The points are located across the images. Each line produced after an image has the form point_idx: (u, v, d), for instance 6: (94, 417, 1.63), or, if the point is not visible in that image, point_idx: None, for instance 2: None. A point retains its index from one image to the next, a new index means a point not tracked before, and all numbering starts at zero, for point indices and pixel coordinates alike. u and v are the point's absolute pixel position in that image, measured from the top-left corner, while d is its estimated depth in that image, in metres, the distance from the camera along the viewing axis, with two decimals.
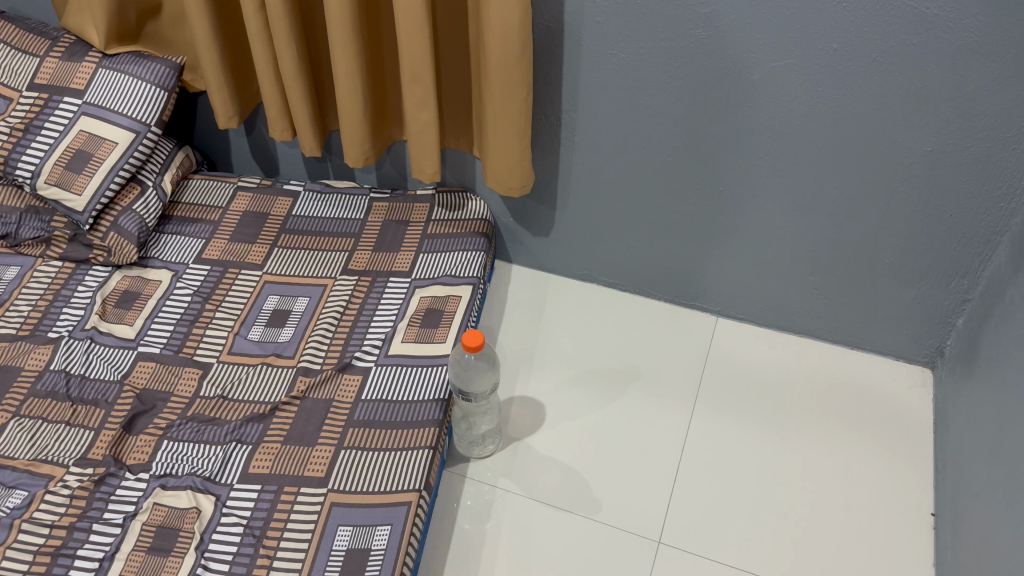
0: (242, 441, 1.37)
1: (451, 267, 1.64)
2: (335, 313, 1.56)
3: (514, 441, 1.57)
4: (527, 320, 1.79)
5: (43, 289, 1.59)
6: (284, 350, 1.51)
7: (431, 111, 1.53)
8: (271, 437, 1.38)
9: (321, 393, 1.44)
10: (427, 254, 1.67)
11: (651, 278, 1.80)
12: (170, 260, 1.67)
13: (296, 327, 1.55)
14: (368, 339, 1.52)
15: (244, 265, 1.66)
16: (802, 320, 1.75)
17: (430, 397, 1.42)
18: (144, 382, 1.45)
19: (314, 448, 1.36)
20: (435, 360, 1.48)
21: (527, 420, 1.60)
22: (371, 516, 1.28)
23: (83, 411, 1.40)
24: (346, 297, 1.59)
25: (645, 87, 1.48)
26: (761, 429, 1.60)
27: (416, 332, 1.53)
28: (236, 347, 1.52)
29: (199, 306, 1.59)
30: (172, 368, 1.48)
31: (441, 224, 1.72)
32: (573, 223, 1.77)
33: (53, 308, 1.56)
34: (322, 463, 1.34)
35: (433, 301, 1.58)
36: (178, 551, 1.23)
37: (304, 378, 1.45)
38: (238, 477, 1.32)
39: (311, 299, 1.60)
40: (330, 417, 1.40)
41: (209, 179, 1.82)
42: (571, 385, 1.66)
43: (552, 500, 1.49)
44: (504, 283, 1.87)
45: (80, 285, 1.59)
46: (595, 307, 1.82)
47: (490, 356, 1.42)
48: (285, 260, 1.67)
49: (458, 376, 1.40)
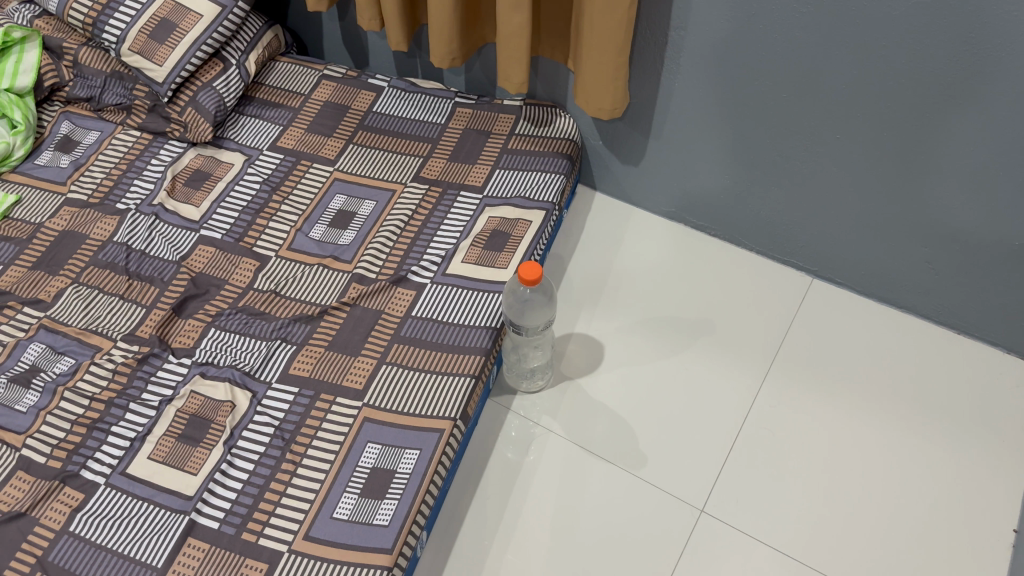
0: (287, 340, 1.33)
1: (528, 188, 1.56)
2: (396, 224, 1.50)
3: (566, 381, 1.48)
4: (602, 253, 1.68)
5: (118, 158, 1.59)
6: (342, 254, 1.46)
7: (524, 14, 1.41)
8: (315, 340, 1.34)
9: (372, 303, 1.39)
10: (505, 169, 1.59)
11: (745, 226, 1.65)
12: (245, 143, 1.62)
13: (358, 230, 1.50)
14: (428, 254, 1.46)
15: (316, 158, 1.60)
16: (906, 294, 1.57)
17: (480, 324, 1.36)
18: (201, 267, 1.43)
19: (355, 359, 1.31)
20: (493, 285, 1.41)
21: (582, 365, 1.50)
22: (401, 437, 1.23)
23: (138, 288, 1.39)
24: (411, 207, 1.53)
25: (768, 12, 1.31)
26: (840, 408, 1.47)
27: (478, 254, 1.46)
28: (296, 243, 1.47)
29: (266, 195, 1.54)
30: (229, 256, 1.44)
31: (524, 139, 1.63)
32: (666, 155, 1.63)
33: (125, 179, 1.56)
34: (362, 374, 1.30)
35: (501, 222, 1.51)
36: (207, 443, 1.22)
37: (357, 285, 1.40)
38: (278, 376, 1.29)
39: (377, 204, 1.54)
40: (377, 330, 1.35)
41: (295, 63, 1.76)
42: (638, 329, 1.56)
43: (594, 448, 1.40)
44: (584, 211, 1.75)
45: (154, 159, 1.59)
46: (677, 249, 1.69)
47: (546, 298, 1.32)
48: (357, 158, 1.61)
49: (513, 310, 1.32)
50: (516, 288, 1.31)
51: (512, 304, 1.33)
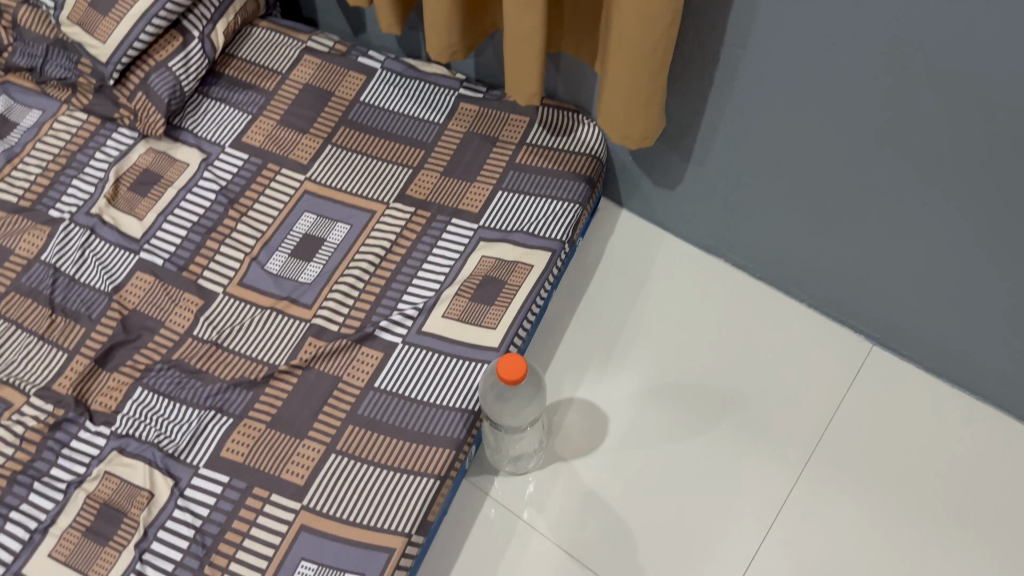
0: (223, 412, 1.13)
1: (533, 220, 1.28)
2: (370, 260, 1.25)
3: (558, 462, 1.25)
4: (621, 291, 1.41)
5: (58, 149, 1.36)
6: (301, 296, 1.22)
7: (536, 17, 1.10)
8: (256, 413, 1.13)
9: (328, 367, 1.17)
10: (509, 192, 1.31)
11: (797, 275, 1.36)
12: (205, 137, 1.37)
13: (324, 264, 1.25)
14: (402, 304, 1.22)
15: (285, 162, 1.34)
16: (989, 384, 1.28)
17: (454, 407, 1.13)
18: (134, 304, 1.21)
19: (301, 443, 1.11)
20: (475, 351, 1.17)
21: (579, 444, 1.27)
22: (342, 556, 1.03)
23: (61, 326, 1.19)
24: (391, 237, 1.27)
25: (852, 46, 0.98)
26: (886, 526, 1.21)
27: (463, 308, 1.21)
28: (249, 278, 1.24)
29: (221, 210, 1.30)
30: (169, 291, 1.22)
31: (536, 152, 1.34)
32: (708, 184, 1.32)
33: (63, 177, 1.33)
34: (305, 465, 1.09)
35: (495, 265, 1.25)
36: (116, 543, 1.04)
37: (314, 343, 1.18)
38: (206, 459, 1.09)
39: (351, 229, 1.28)
40: (330, 405, 1.14)
41: (275, 31, 1.47)
42: (651, 399, 1.31)
43: (582, 556, 1.19)
44: (606, 233, 1.47)
45: (98, 152, 1.35)
46: (713, 292, 1.41)
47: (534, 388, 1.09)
48: (333, 165, 1.34)
49: (491, 402, 1.09)
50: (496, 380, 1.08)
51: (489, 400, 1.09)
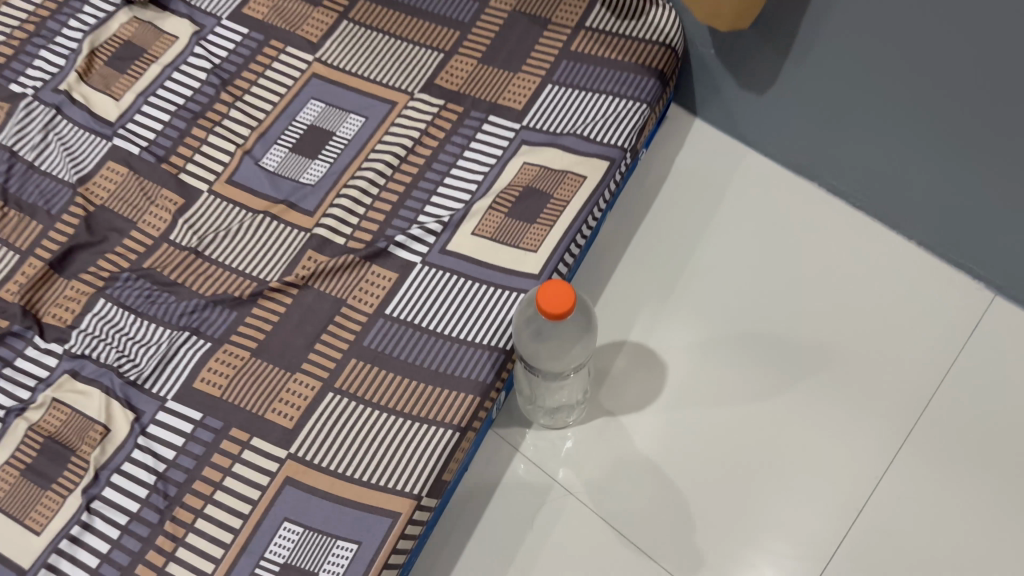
0: (199, 334, 0.92)
1: (589, 122, 1.04)
2: (387, 160, 1.02)
3: (605, 417, 1.04)
4: (689, 217, 1.17)
5: (26, 14, 1.14)
6: (302, 200, 1.00)
7: None
8: (239, 337, 0.92)
9: (330, 287, 0.95)
10: (561, 87, 1.07)
11: (909, 206, 1.10)
12: (198, 7, 1.14)
13: (332, 163, 1.03)
14: (423, 216, 0.99)
15: (292, 39, 1.11)
16: None
17: (480, 344, 0.92)
18: (102, 200, 1.00)
19: (291, 377, 0.90)
20: (509, 278, 0.95)
21: (631, 397, 1.05)
22: (335, 520, 0.83)
23: (14, 222, 0.99)
24: (414, 134, 1.04)
25: None
26: (1007, 519, 0.96)
27: (497, 225, 0.98)
28: (241, 175, 1.02)
29: (212, 93, 1.07)
30: (144, 187, 1.01)
31: (596, 40, 1.09)
32: (807, 88, 1.07)
33: (29, 47, 1.11)
34: (295, 405, 0.89)
35: (540, 174, 1.01)
36: (61, 487, 0.85)
37: (314, 257, 0.96)
38: (175, 391, 0.89)
39: (366, 122, 1.06)
40: (329, 334, 0.93)
41: None
42: (719, 348, 1.08)
43: (628, 531, 0.97)
44: (673, 148, 1.22)
45: (72, 19, 1.13)
46: (800, 224, 1.16)
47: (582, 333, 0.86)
48: (349, 45, 1.11)
49: (525, 340, 0.87)
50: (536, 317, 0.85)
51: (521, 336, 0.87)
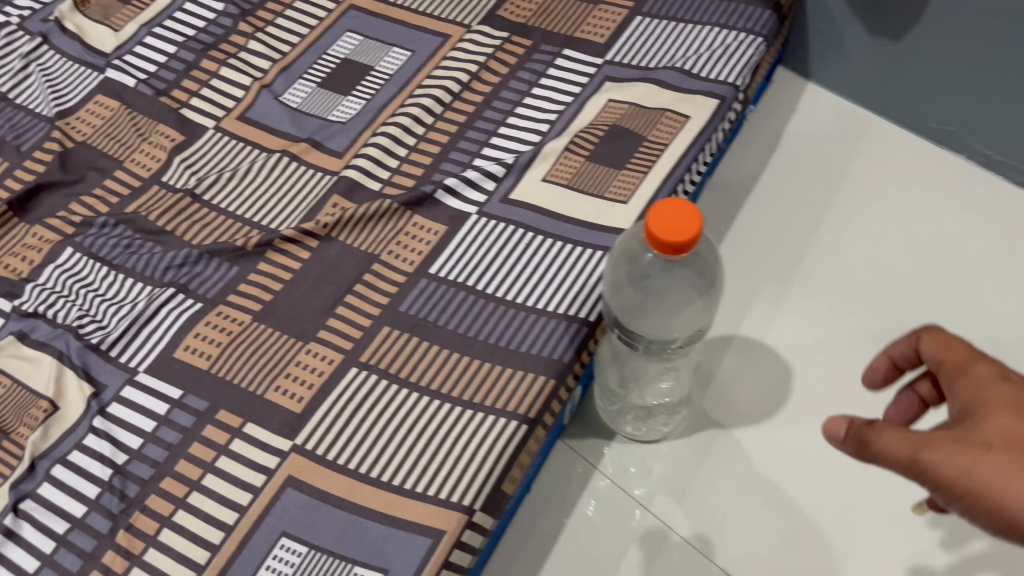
0: (188, 292, 0.71)
1: (689, 56, 0.83)
2: (437, 94, 0.82)
3: (715, 432, 0.79)
4: (806, 193, 0.95)
5: None
6: (329, 140, 0.80)
7: None
8: (238, 298, 0.70)
9: (359, 241, 0.74)
10: (653, 19, 0.87)
11: None
12: None
13: (369, 100, 0.83)
14: (481, 159, 0.78)
15: None
16: None
17: (554, 313, 0.69)
18: (85, 136, 0.81)
19: (303, 348, 0.68)
20: (591, 234, 0.73)
21: (748, 407, 0.80)
22: (353, 538, 0.59)
23: None
24: (472, 67, 0.84)
25: None
26: None
27: (576, 171, 0.76)
28: (255, 111, 0.82)
29: (229, 24, 0.89)
30: (136, 122, 0.81)
31: None
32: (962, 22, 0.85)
33: None
34: (306, 383, 0.66)
35: (631, 112, 0.80)
36: None
37: (341, 203, 0.75)
38: (149, 362, 0.67)
39: (412, 56, 0.86)
40: (355, 296, 0.71)
41: None
42: (855, 348, 0.83)
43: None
44: (781, 116, 1.01)
45: None
46: (948, 202, 0.93)
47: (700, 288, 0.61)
48: None
49: (624, 303, 0.63)
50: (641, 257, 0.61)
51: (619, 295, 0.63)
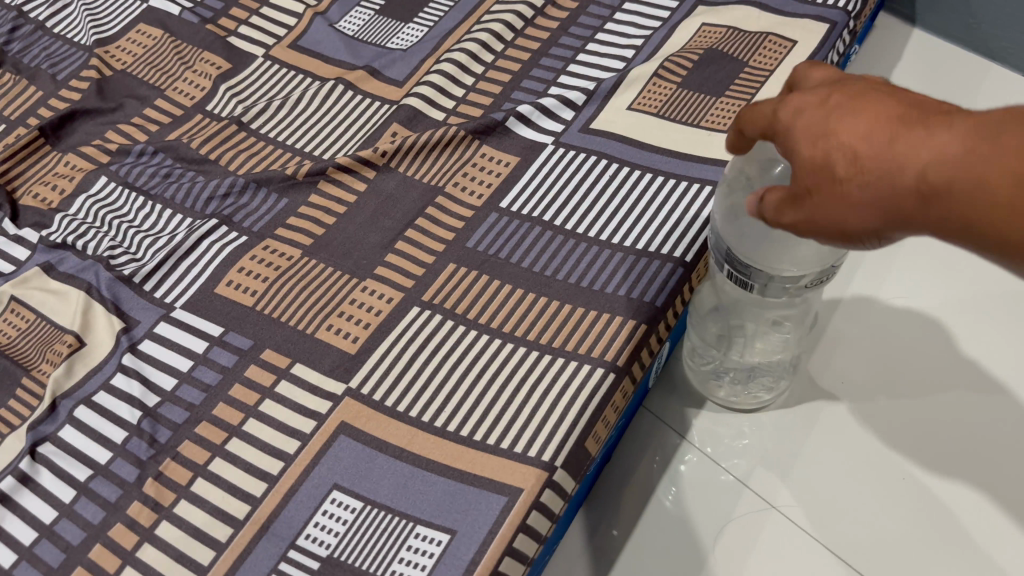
0: (231, 224, 0.63)
1: None
2: (508, 19, 0.74)
3: (836, 407, 0.63)
4: None
5: None
6: (388, 69, 0.72)
7: None
8: (287, 232, 0.63)
9: (422, 172, 0.66)
10: None
11: None
12: None
13: (432, 27, 0.75)
14: (557, 87, 0.70)
15: None
16: None
17: (645, 251, 0.60)
18: (124, 65, 0.74)
19: (359, 285, 0.60)
20: (686, 167, 0.64)
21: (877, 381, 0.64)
22: (417, 493, 0.50)
23: (7, 89, 0.74)
24: None
25: None
26: None
27: (666, 98, 0.68)
28: (308, 40, 0.75)
29: None
30: (179, 49, 0.75)
31: None
32: None
33: None
34: (361, 321, 0.58)
35: (727, 36, 0.71)
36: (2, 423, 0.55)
37: (402, 132, 0.67)
38: (187, 297, 0.60)
39: None
40: (416, 231, 0.62)
41: None
42: None
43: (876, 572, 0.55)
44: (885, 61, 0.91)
45: None
46: None
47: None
48: None
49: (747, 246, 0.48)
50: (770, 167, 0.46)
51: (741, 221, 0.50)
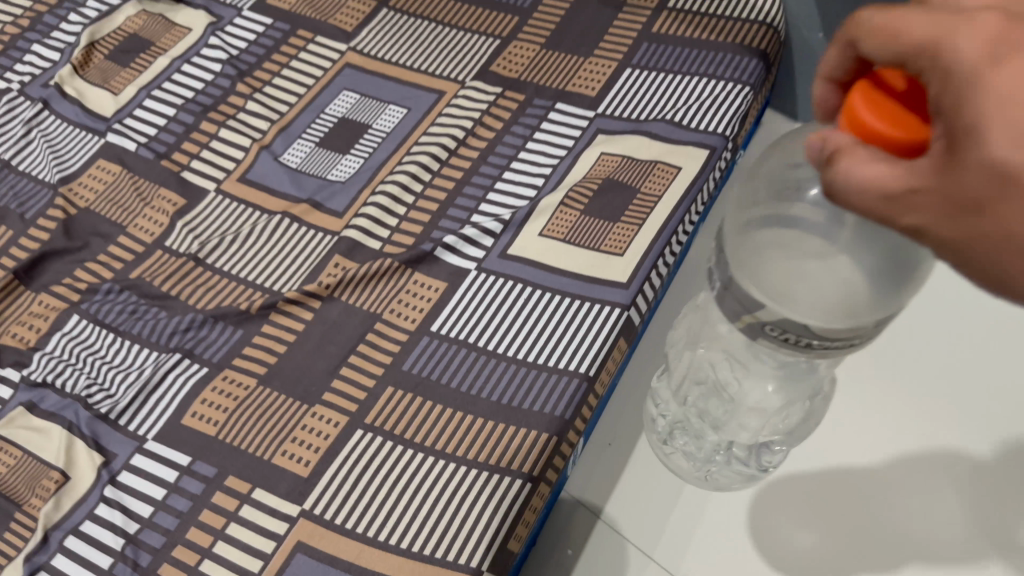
0: (193, 357, 0.72)
1: (679, 106, 0.85)
2: (435, 151, 0.84)
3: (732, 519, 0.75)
4: None
5: (23, 10, 1.00)
6: (329, 199, 0.82)
7: None
8: (243, 362, 0.72)
9: (361, 300, 0.75)
10: (642, 71, 0.89)
11: None
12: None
13: (367, 158, 0.85)
14: (479, 215, 0.80)
15: (323, 28, 0.95)
16: None
17: (556, 368, 0.70)
18: (88, 202, 0.82)
19: (309, 410, 0.69)
20: (589, 288, 0.74)
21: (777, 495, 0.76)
22: None
23: None
24: (466, 124, 0.86)
25: None
26: None
27: (571, 224, 0.78)
28: (256, 173, 0.84)
29: (227, 86, 0.90)
30: (138, 186, 0.83)
31: (681, 19, 0.92)
32: None
33: (22, 43, 0.97)
34: (312, 445, 0.67)
35: (624, 163, 0.82)
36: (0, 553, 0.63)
37: (342, 264, 0.77)
38: (158, 428, 0.68)
39: (409, 113, 0.88)
40: (359, 356, 0.72)
41: None
42: None
43: None
44: None
45: (74, 12, 0.98)
46: None
47: (835, 220, 0.43)
48: (390, 34, 0.94)
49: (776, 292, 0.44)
50: (805, 189, 0.45)
51: (760, 234, 0.47)
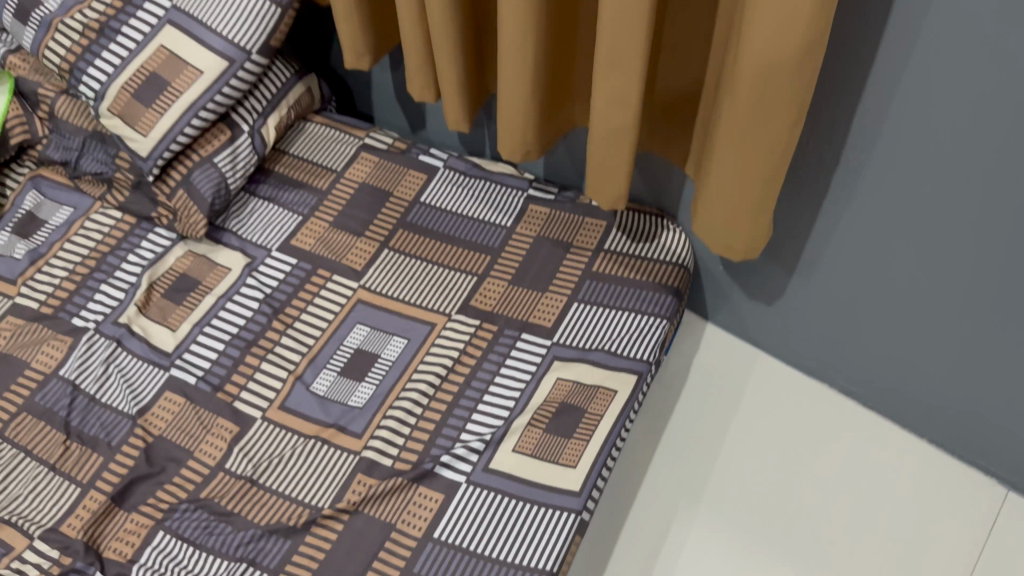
0: (256, 564, 0.96)
1: (615, 337, 1.12)
2: (430, 379, 1.09)
3: None
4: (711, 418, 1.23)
5: (88, 250, 1.23)
6: (351, 423, 1.07)
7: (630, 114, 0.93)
8: (294, 568, 0.95)
9: (380, 512, 0.99)
10: (586, 304, 1.15)
11: (917, 408, 1.17)
12: (249, 239, 1.24)
13: (377, 386, 1.10)
14: (466, 434, 1.05)
15: (337, 269, 1.21)
16: None
17: (528, 566, 0.95)
18: (160, 430, 1.06)
19: None
20: (551, 495, 1.00)
21: None
22: None
23: (76, 456, 1.04)
24: (453, 354, 1.12)
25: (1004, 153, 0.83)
26: None
27: (536, 442, 1.04)
28: (292, 401, 1.08)
29: (263, 322, 1.15)
30: (200, 416, 1.07)
31: (617, 259, 1.19)
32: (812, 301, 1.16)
33: (90, 282, 1.20)
34: None
35: (575, 388, 1.08)
36: None
37: (364, 481, 1.01)
38: None
39: (408, 344, 1.13)
40: (381, 560, 0.96)
41: (329, 126, 1.37)
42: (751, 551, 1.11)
43: None
44: (690, 350, 1.31)
45: (131, 254, 1.22)
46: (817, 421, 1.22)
47: None
48: (390, 272, 1.20)
49: None
50: None
51: None
